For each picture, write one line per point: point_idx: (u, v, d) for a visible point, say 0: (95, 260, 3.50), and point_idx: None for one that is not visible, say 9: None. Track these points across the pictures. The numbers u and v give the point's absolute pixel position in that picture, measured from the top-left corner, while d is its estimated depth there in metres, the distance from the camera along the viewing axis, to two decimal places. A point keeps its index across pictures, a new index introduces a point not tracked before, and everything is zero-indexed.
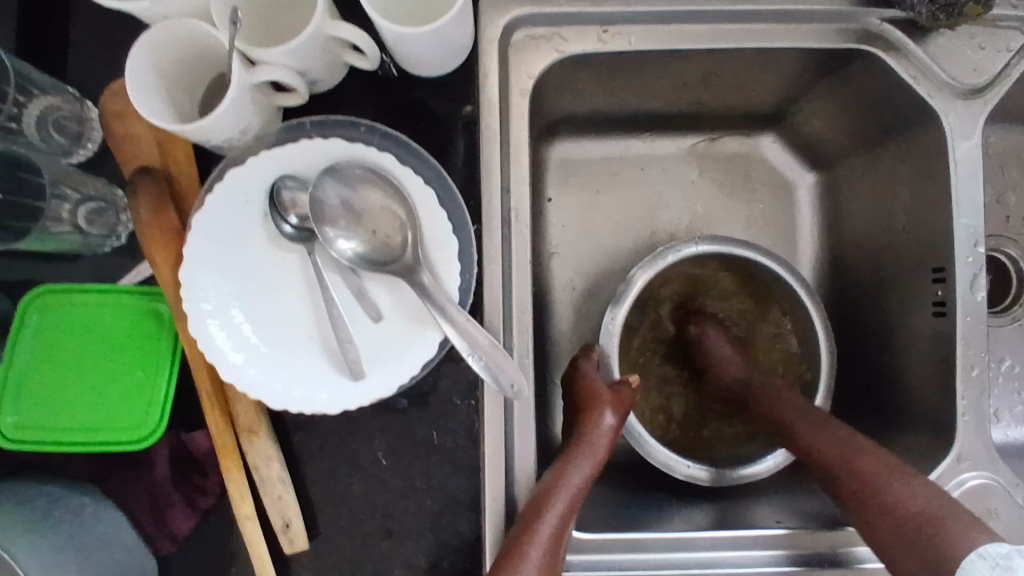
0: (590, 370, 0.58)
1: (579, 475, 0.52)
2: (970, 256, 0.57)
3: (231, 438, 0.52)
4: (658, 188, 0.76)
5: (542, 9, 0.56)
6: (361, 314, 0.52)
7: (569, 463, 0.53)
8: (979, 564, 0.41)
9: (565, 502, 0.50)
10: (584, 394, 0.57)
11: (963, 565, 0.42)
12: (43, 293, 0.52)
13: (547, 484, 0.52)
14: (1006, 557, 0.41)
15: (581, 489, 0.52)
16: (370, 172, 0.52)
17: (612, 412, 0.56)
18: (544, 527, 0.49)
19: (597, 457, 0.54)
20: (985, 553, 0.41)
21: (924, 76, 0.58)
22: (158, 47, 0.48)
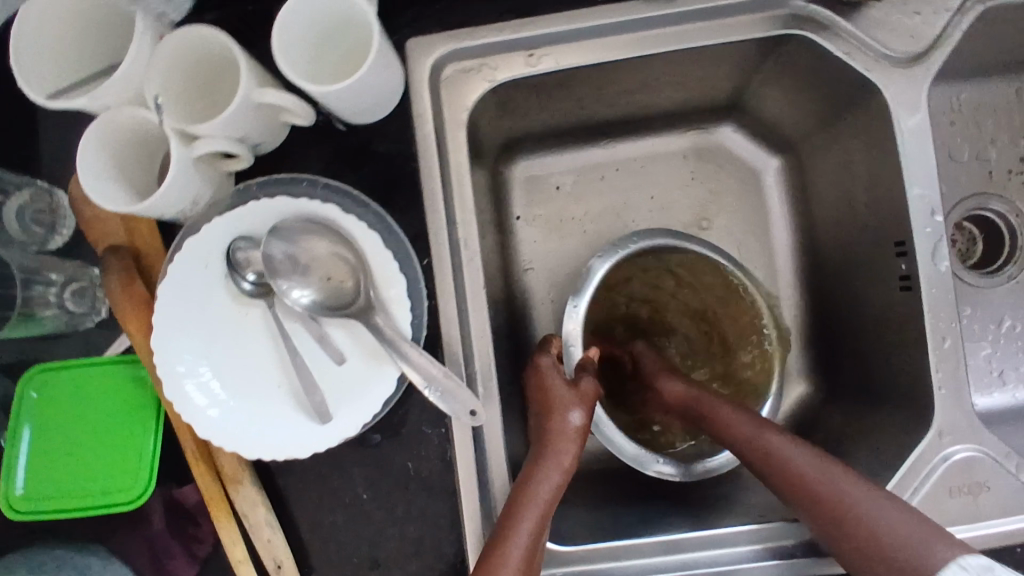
0: (550, 369, 0.60)
1: (549, 485, 0.54)
2: (928, 226, 0.56)
3: (219, 489, 0.56)
4: (625, 193, 0.76)
5: (466, 42, 0.57)
6: (324, 358, 0.55)
7: (537, 473, 0.55)
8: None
9: (537, 518, 0.52)
10: (545, 394, 0.59)
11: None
12: (41, 371, 0.57)
13: (516, 498, 0.53)
14: (989, 568, 0.45)
15: (552, 500, 0.54)
16: (314, 220, 0.54)
17: (576, 410, 0.58)
18: (517, 544, 0.51)
19: (566, 464, 0.56)
20: (966, 565, 0.46)
21: (860, 51, 0.56)
22: (107, 135, 0.51)
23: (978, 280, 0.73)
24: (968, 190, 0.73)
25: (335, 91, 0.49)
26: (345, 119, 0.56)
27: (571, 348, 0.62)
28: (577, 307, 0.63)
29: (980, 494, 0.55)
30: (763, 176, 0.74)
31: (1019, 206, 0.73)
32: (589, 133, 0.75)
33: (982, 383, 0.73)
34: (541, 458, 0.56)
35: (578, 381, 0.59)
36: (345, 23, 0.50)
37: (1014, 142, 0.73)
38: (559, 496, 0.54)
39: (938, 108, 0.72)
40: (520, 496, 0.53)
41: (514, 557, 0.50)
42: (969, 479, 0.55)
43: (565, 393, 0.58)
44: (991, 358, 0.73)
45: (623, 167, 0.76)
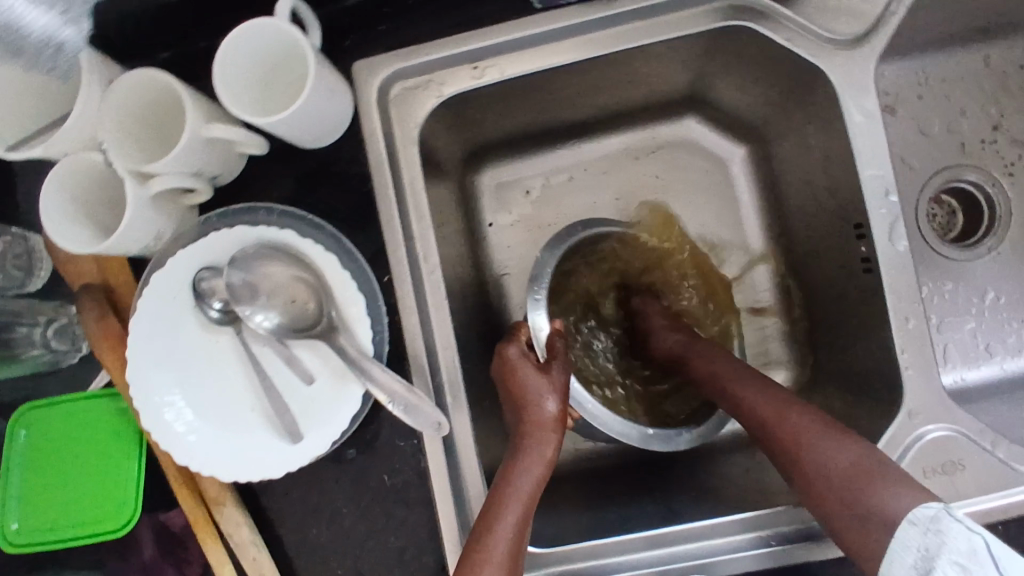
0: (521, 361, 0.59)
1: (530, 480, 0.55)
2: (883, 207, 0.55)
3: (204, 512, 0.58)
4: (595, 194, 0.75)
5: (410, 60, 0.58)
6: (294, 379, 0.57)
7: (517, 469, 0.55)
8: (912, 531, 0.45)
9: (520, 512, 0.53)
10: (519, 388, 0.58)
11: (899, 533, 0.45)
12: (31, 408, 0.59)
13: (497, 495, 0.54)
14: (936, 519, 0.44)
15: (533, 494, 0.55)
16: (275, 245, 0.56)
17: (552, 399, 0.58)
18: (501, 539, 0.52)
19: (547, 457, 0.56)
20: (916, 520, 0.45)
21: (801, 36, 0.56)
22: (68, 181, 0.53)
23: (955, 254, 0.72)
24: (941, 163, 0.72)
25: (284, 117, 0.51)
26: (304, 145, 0.58)
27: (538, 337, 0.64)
28: (539, 297, 0.64)
29: (957, 473, 0.54)
30: (730, 165, 0.73)
31: (995, 175, 0.72)
32: (552, 137, 0.74)
33: (968, 358, 0.71)
34: (520, 453, 0.56)
35: (550, 370, 0.59)
36: (281, 54, 0.52)
37: (985, 111, 0.72)
38: (541, 489, 0.55)
39: (902, 83, 0.71)
40: (502, 493, 0.54)
41: (500, 551, 0.51)
42: (945, 458, 0.54)
43: (540, 385, 0.58)
44: (976, 331, 0.71)
45: (592, 168, 0.75)
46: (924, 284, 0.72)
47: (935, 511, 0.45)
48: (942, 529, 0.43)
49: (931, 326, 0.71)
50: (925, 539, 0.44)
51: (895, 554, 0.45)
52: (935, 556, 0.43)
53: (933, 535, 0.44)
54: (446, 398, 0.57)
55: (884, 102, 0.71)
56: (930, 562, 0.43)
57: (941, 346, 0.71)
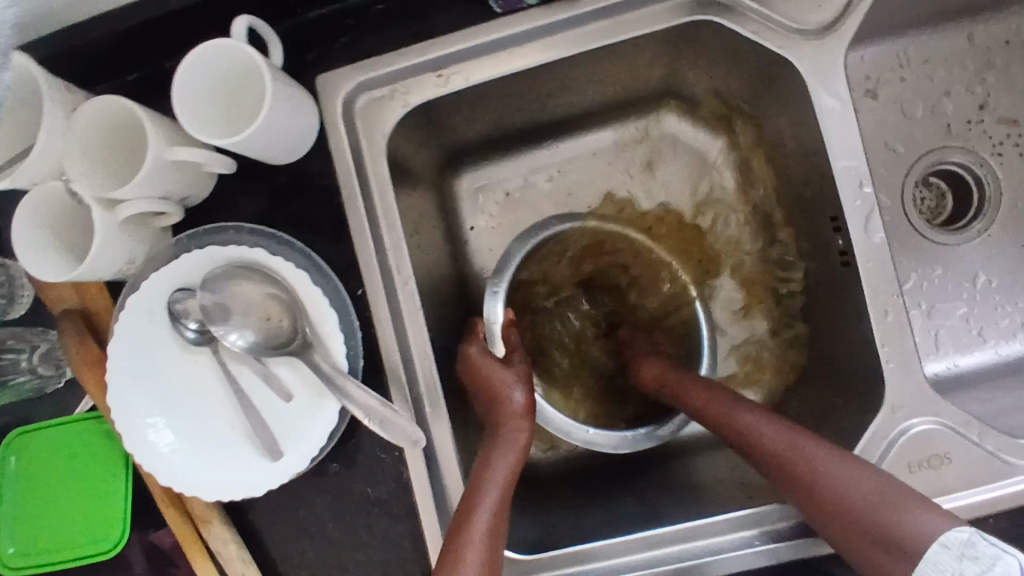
0: (482, 357, 0.61)
1: (505, 465, 0.55)
2: (858, 199, 0.55)
3: (191, 530, 0.58)
4: (574, 195, 0.73)
5: (373, 70, 0.57)
6: (272, 396, 0.57)
7: (492, 455, 0.56)
8: (944, 556, 0.42)
9: (496, 495, 0.53)
10: (484, 382, 0.60)
11: (929, 558, 0.43)
12: (22, 432, 0.60)
13: (475, 482, 0.54)
14: (970, 544, 0.42)
15: (511, 478, 0.55)
16: (247, 263, 0.56)
17: (518, 388, 0.60)
18: (480, 522, 0.52)
19: (520, 443, 0.57)
20: (949, 544, 0.43)
21: (768, 27, 0.55)
22: (38, 210, 0.53)
23: (944, 238, 0.70)
24: (925, 146, 0.70)
25: (245, 138, 0.50)
26: (276, 161, 0.57)
27: (493, 330, 0.64)
28: (498, 290, 0.65)
29: (942, 466, 0.53)
30: (709, 157, 0.71)
31: (983, 156, 0.70)
32: (527, 139, 0.71)
33: (960, 344, 0.69)
34: (494, 442, 0.57)
35: (511, 362, 0.62)
36: (242, 73, 0.52)
37: (970, 90, 0.70)
38: (517, 474, 0.56)
39: (883, 66, 0.69)
40: (478, 479, 0.54)
41: (479, 533, 0.51)
42: (929, 451, 0.53)
43: (506, 377, 0.60)
44: (968, 317, 0.69)
45: (571, 169, 0.73)
46: (911, 270, 0.70)
47: (967, 535, 0.43)
48: (978, 555, 0.41)
49: (921, 312, 0.69)
50: (958, 564, 0.42)
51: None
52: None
53: (969, 561, 0.41)
54: (424, 410, 0.57)
55: (864, 87, 0.69)
56: None
57: (932, 333, 0.69)
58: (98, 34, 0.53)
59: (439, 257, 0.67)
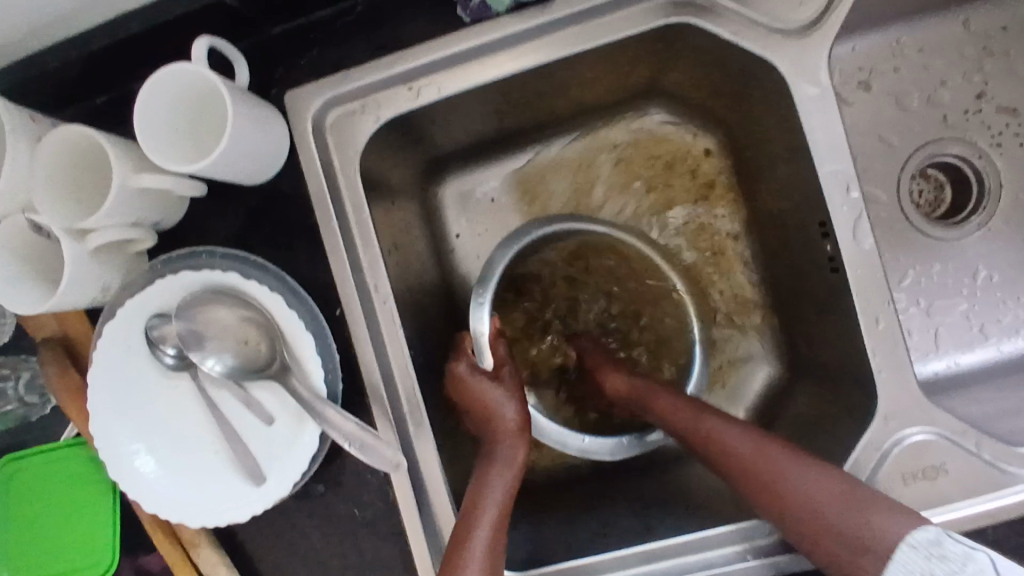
0: (471, 375, 0.59)
1: (502, 485, 0.54)
2: (845, 204, 0.53)
3: (180, 554, 0.58)
4: (568, 197, 0.71)
5: (341, 86, 0.55)
6: (254, 420, 0.57)
7: (488, 475, 0.55)
8: (912, 555, 0.44)
9: (495, 516, 0.52)
10: (472, 398, 0.59)
11: (897, 556, 0.45)
12: (14, 457, 0.60)
13: (472, 502, 0.53)
14: (937, 542, 0.44)
15: (507, 497, 0.54)
16: (221, 288, 0.56)
17: (511, 406, 0.59)
18: (478, 544, 0.51)
19: (515, 461, 0.56)
20: (916, 544, 0.44)
21: (748, 28, 0.53)
22: (10, 242, 0.53)
23: (943, 233, 0.68)
24: (921, 139, 0.68)
25: (219, 153, 0.49)
26: (251, 181, 0.56)
27: (481, 343, 0.60)
28: (483, 303, 0.60)
29: (939, 478, 0.52)
30: (696, 157, 0.69)
31: (982, 147, 0.67)
32: (511, 144, 0.69)
33: (960, 342, 0.67)
34: (490, 461, 0.56)
35: (502, 379, 0.60)
36: (202, 93, 0.52)
37: (967, 79, 0.67)
38: (513, 493, 0.55)
39: (876, 57, 0.67)
40: (475, 499, 0.53)
41: (478, 555, 0.51)
42: (925, 462, 0.52)
43: (498, 396, 0.58)
44: (969, 313, 0.67)
45: (566, 172, 0.71)
46: (909, 267, 0.68)
47: (933, 534, 0.44)
48: (944, 554, 0.43)
49: (918, 310, 0.67)
50: (927, 563, 0.43)
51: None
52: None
53: (936, 561, 0.43)
54: (408, 429, 0.56)
55: (856, 79, 0.67)
56: None
57: (932, 331, 0.67)
58: (65, 60, 0.53)
59: (422, 271, 0.66)
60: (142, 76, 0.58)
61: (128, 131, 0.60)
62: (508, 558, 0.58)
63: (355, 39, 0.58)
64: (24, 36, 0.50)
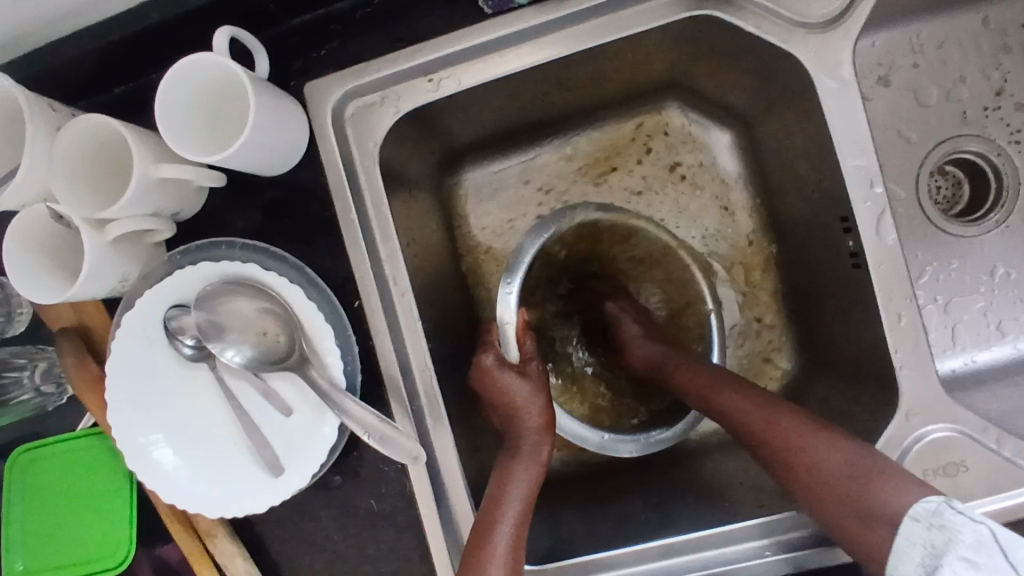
0: (497, 368, 0.58)
1: (525, 480, 0.55)
2: (868, 199, 0.53)
3: (197, 545, 0.58)
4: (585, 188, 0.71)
5: (360, 78, 0.55)
6: (273, 411, 0.57)
7: (511, 470, 0.56)
8: (915, 527, 0.43)
9: (519, 510, 0.53)
10: (495, 391, 0.58)
11: (902, 528, 0.44)
12: (31, 447, 0.60)
13: (495, 496, 0.54)
14: (938, 514, 0.43)
15: (530, 493, 0.55)
16: (240, 280, 0.56)
17: (536, 397, 0.59)
18: (502, 538, 0.51)
19: (539, 457, 0.57)
20: (918, 517, 0.44)
21: (772, 21, 0.53)
22: (27, 231, 0.52)
23: (962, 230, 0.67)
24: (940, 135, 0.67)
25: (243, 142, 0.48)
26: (269, 173, 0.56)
27: (505, 330, 0.59)
28: (511, 290, 0.59)
29: (959, 474, 0.52)
30: (715, 151, 0.69)
31: (1000, 144, 0.67)
32: (526, 137, 0.69)
33: (977, 339, 0.67)
34: (513, 454, 0.57)
35: (527, 373, 0.59)
36: (224, 83, 0.52)
37: (988, 75, 0.66)
38: (537, 488, 0.55)
39: (895, 52, 0.66)
40: (498, 494, 0.54)
41: (502, 549, 0.51)
42: (945, 459, 0.52)
43: (523, 390, 0.58)
44: (987, 311, 0.67)
45: (587, 164, 0.70)
46: (928, 264, 0.68)
47: (935, 505, 0.43)
48: (944, 524, 0.42)
49: (936, 307, 0.67)
50: (928, 534, 0.43)
51: (901, 551, 0.44)
52: (941, 552, 0.41)
53: (936, 531, 0.42)
54: (426, 422, 0.56)
55: (875, 74, 0.67)
56: (937, 559, 0.41)
57: (949, 328, 0.67)
58: (85, 50, 0.53)
59: (439, 264, 0.65)
60: (160, 66, 0.58)
61: (145, 121, 0.60)
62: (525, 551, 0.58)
63: (373, 29, 0.57)
64: (43, 24, 0.50)
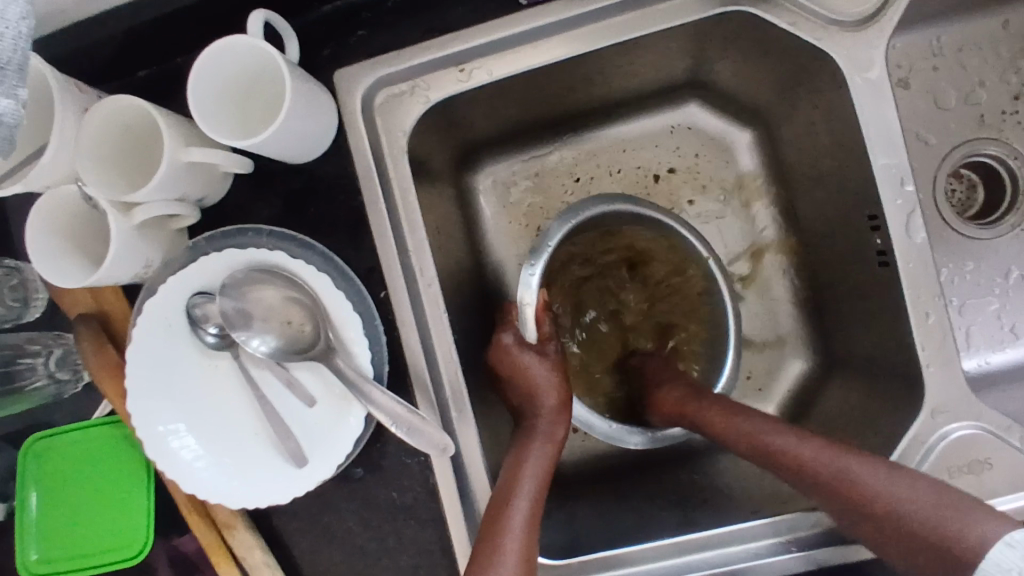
0: (517, 347, 0.59)
1: (541, 457, 0.55)
2: (899, 198, 0.54)
3: (216, 537, 0.57)
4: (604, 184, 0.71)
5: (391, 66, 0.55)
6: (295, 402, 0.56)
7: (526, 448, 0.56)
8: (1010, 553, 0.41)
9: (535, 484, 0.53)
10: (517, 373, 0.59)
11: (991, 556, 0.42)
12: (44, 437, 0.59)
13: (512, 471, 0.54)
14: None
15: (546, 470, 0.55)
16: (268, 269, 0.55)
17: (554, 377, 0.59)
18: (519, 511, 0.51)
19: (555, 436, 0.57)
20: (1014, 543, 0.42)
21: (806, 19, 0.53)
22: (51, 213, 0.51)
23: (978, 232, 0.68)
24: (958, 138, 0.68)
25: (276, 127, 0.48)
26: (295, 161, 0.56)
27: (527, 312, 0.59)
28: (534, 272, 0.58)
29: (983, 471, 0.52)
30: (735, 152, 0.70)
31: (1017, 148, 0.68)
32: (547, 132, 0.69)
33: (991, 341, 0.67)
34: (530, 434, 0.57)
35: (545, 353, 0.60)
36: (253, 70, 0.51)
37: (1005, 79, 0.67)
38: (552, 466, 0.55)
39: (916, 55, 0.67)
40: (515, 470, 0.54)
41: (519, 520, 0.51)
42: (970, 456, 0.52)
43: (542, 370, 0.58)
44: (1000, 313, 0.67)
45: (592, 167, 0.71)
46: (944, 266, 0.68)
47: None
48: None
49: (952, 309, 0.67)
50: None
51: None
52: None
53: None
54: (451, 414, 0.56)
55: (896, 76, 0.67)
56: None
57: (963, 331, 0.67)
58: (116, 30, 0.52)
59: (460, 256, 0.65)
60: (187, 50, 0.57)
61: (170, 105, 0.59)
62: (546, 546, 0.57)
63: (403, 18, 0.57)
64: (75, 3, 0.49)
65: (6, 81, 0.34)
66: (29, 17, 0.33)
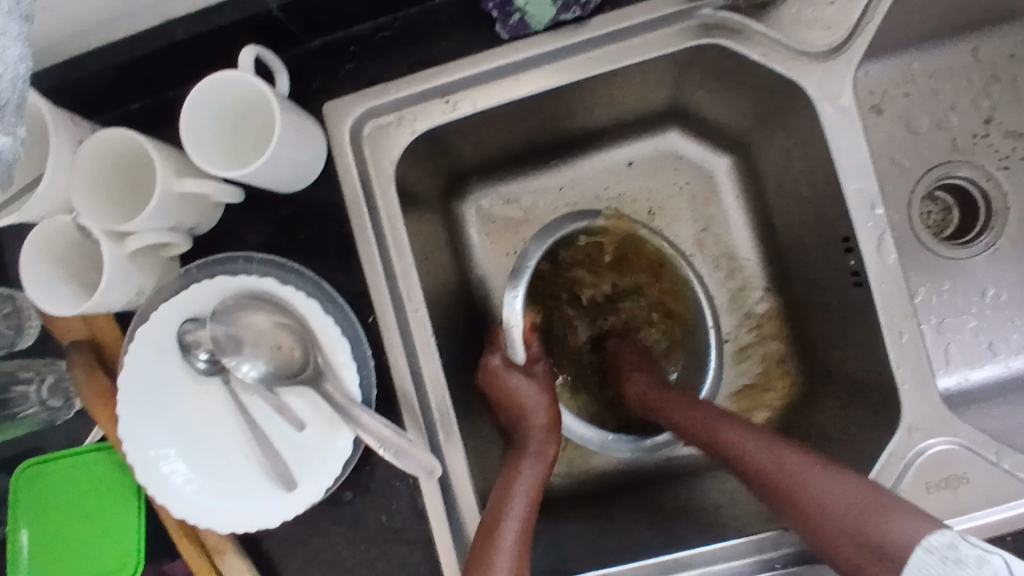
0: (504, 368, 0.60)
1: (532, 476, 0.56)
2: (871, 221, 0.55)
3: (205, 561, 0.57)
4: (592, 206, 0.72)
5: (380, 98, 0.56)
6: (284, 427, 0.57)
7: (518, 467, 0.57)
8: (927, 559, 0.43)
9: (525, 504, 0.53)
10: (506, 394, 0.60)
11: (912, 560, 0.44)
12: (37, 463, 0.59)
13: (503, 491, 0.54)
14: (953, 546, 0.42)
15: (537, 488, 0.55)
16: (257, 295, 0.56)
17: (543, 397, 0.60)
18: (508, 531, 0.52)
19: (546, 455, 0.58)
20: (932, 548, 0.43)
21: (775, 50, 0.55)
22: (46, 245, 0.52)
23: (953, 253, 0.70)
24: (932, 162, 0.70)
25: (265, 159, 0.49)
26: (286, 190, 0.57)
27: (513, 333, 0.59)
28: (517, 295, 0.59)
29: (960, 486, 0.53)
30: (716, 176, 0.71)
31: (989, 170, 0.70)
32: (536, 160, 0.71)
33: (969, 359, 0.69)
34: (522, 452, 0.58)
35: (532, 372, 0.61)
36: (244, 103, 0.53)
37: (975, 105, 0.70)
38: (542, 487, 0.56)
39: (889, 81, 0.69)
40: (505, 491, 0.55)
41: (509, 541, 0.51)
42: (947, 472, 0.53)
43: (530, 391, 0.60)
44: (978, 331, 0.69)
45: (582, 192, 0.72)
46: (921, 285, 0.70)
47: (951, 538, 0.43)
48: (960, 556, 0.41)
49: (930, 328, 0.69)
50: (943, 567, 0.42)
51: None
52: None
53: (952, 564, 0.42)
54: (437, 436, 0.56)
55: (869, 102, 0.70)
56: None
57: (942, 348, 0.69)
58: (111, 65, 0.54)
59: (448, 279, 0.66)
60: (182, 84, 0.59)
61: (164, 136, 0.61)
62: None
63: (391, 52, 0.59)
64: (71, 39, 0.51)
65: (6, 120, 0.34)
66: (27, 60, 0.35)
